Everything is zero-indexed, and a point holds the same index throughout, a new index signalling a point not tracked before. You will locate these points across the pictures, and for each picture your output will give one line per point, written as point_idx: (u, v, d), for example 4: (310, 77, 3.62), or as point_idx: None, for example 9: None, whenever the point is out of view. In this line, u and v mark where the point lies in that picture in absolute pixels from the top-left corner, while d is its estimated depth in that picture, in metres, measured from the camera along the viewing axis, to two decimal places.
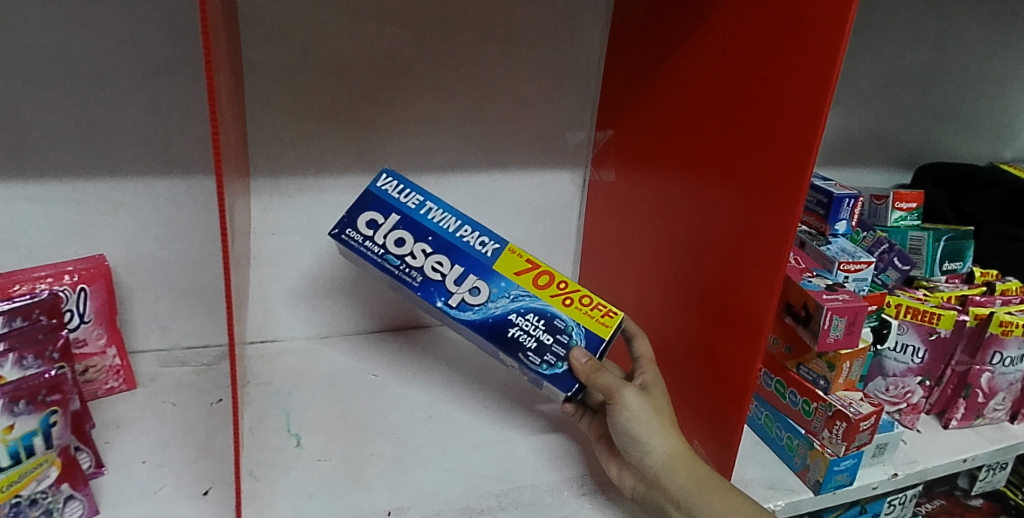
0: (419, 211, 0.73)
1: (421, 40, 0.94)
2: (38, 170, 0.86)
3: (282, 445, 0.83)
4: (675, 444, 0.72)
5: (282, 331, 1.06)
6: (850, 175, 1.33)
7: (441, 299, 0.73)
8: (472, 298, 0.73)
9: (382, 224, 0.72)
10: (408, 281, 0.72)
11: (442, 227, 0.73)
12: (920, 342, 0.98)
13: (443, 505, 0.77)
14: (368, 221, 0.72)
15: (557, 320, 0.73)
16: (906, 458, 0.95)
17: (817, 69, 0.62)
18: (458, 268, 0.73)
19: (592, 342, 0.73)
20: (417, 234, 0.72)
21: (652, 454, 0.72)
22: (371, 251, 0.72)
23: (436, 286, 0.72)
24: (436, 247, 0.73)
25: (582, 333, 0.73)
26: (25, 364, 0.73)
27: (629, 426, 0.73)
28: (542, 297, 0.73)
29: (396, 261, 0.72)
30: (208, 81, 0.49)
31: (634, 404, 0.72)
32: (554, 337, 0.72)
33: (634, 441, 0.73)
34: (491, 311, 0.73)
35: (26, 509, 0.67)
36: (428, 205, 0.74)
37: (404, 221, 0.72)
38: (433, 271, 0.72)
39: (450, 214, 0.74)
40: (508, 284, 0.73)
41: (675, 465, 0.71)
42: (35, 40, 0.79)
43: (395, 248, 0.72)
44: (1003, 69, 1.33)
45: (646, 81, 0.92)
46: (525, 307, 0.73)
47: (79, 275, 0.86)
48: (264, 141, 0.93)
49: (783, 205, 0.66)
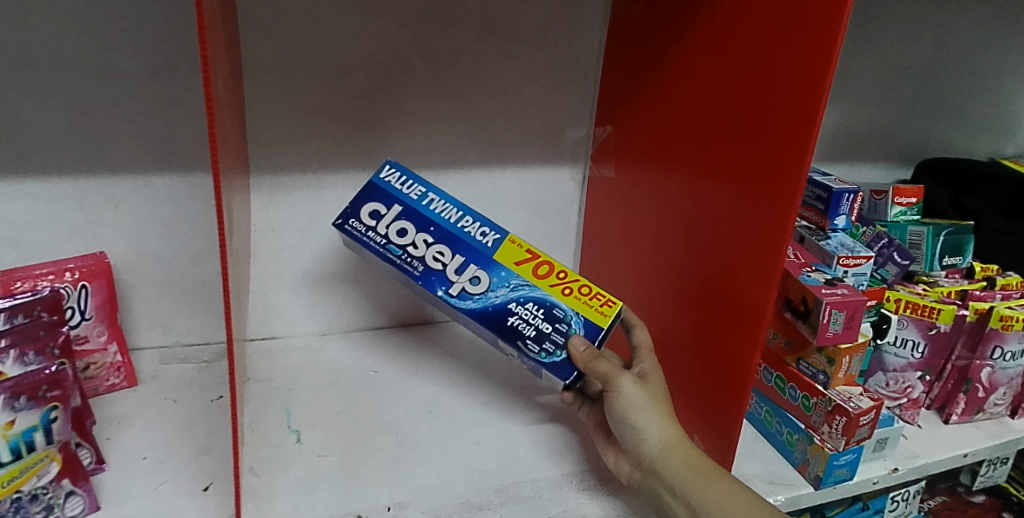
0: (421, 202, 0.74)
1: (420, 37, 0.94)
2: (38, 168, 0.86)
3: (282, 441, 0.84)
4: (671, 432, 0.72)
5: (283, 328, 1.07)
6: (851, 171, 1.33)
7: (442, 288, 0.73)
8: (472, 287, 0.73)
9: (385, 215, 0.73)
10: (410, 270, 0.72)
11: (443, 218, 0.74)
12: (920, 336, 0.98)
13: (442, 500, 0.77)
14: (371, 211, 0.73)
15: (556, 309, 0.73)
16: (907, 453, 0.95)
17: (815, 62, 0.62)
18: (459, 258, 0.73)
19: (591, 331, 0.73)
20: (418, 225, 0.73)
21: (648, 441, 0.72)
22: (373, 241, 0.72)
23: (437, 276, 0.73)
24: (438, 237, 0.73)
25: (581, 322, 0.73)
26: (27, 360, 0.74)
27: (624, 412, 0.73)
28: (542, 287, 0.73)
29: (398, 251, 0.72)
30: (205, 74, 0.49)
31: (629, 391, 0.72)
32: (553, 326, 0.72)
33: (631, 428, 0.74)
34: (490, 301, 0.73)
35: (27, 504, 0.68)
36: (429, 197, 0.74)
37: (407, 211, 0.73)
38: (434, 261, 0.73)
39: (451, 205, 0.75)
40: (509, 274, 0.73)
41: (671, 453, 0.71)
42: (36, 37, 0.80)
43: (397, 239, 0.72)
44: (1004, 64, 1.33)
45: (646, 75, 0.92)
46: (525, 297, 0.73)
47: (80, 272, 0.87)
48: (264, 138, 0.93)
49: (782, 197, 0.66)
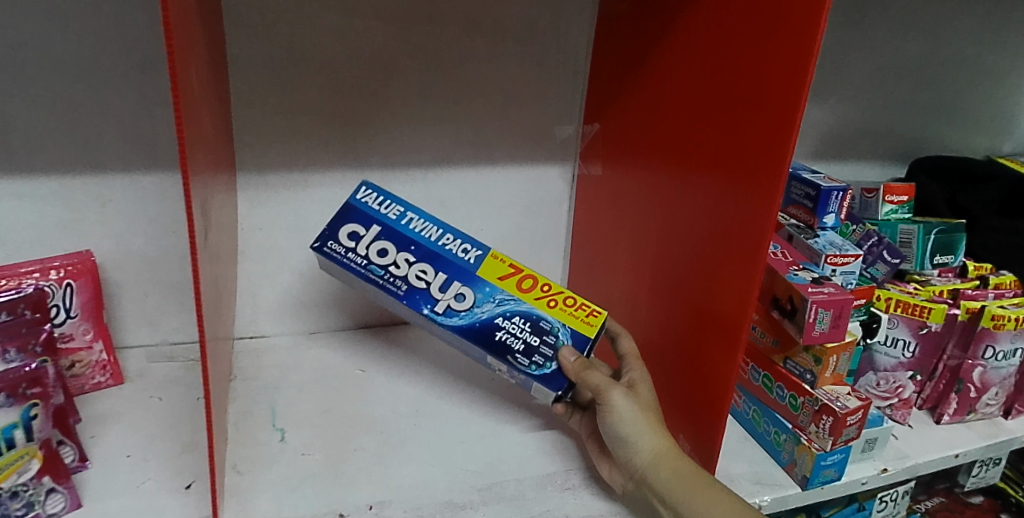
0: (400, 221, 0.74)
1: (407, 36, 0.94)
2: (23, 167, 0.86)
3: (266, 440, 0.83)
4: (663, 443, 0.71)
5: (271, 327, 1.07)
6: (845, 169, 1.32)
7: (427, 306, 0.73)
8: (457, 304, 0.73)
9: (364, 236, 0.73)
10: (393, 290, 0.73)
11: (424, 236, 0.74)
12: (911, 336, 0.97)
13: (425, 499, 0.76)
14: (349, 233, 0.73)
15: (543, 322, 0.73)
16: (896, 453, 0.94)
17: (795, 57, 0.61)
18: (442, 276, 0.74)
19: (579, 341, 0.74)
20: (399, 244, 0.73)
21: (640, 454, 0.72)
22: (354, 262, 0.73)
23: (421, 294, 0.73)
24: (419, 256, 0.74)
25: (569, 333, 0.74)
26: (8, 357, 0.74)
27: (617, 426, 0.72)
28: (527, 301, 0.74)
29: (380, 271, 0.72)
30: (173, 79, 0.49)
31: (621, 405, 0.72)
32: (541, 338, 0.73)
33: (623, 442, 0.73)
34: (477, 317, 0.73)
35: (6, 502, 0.68)
36: (408, 215, 0.75)
37: (386, 231, 0.73)
38: (417, 279, 0.73)
39: (431, 223, 0.75)
40: (493, 289, 0.74)
41: (661, 465, 0.70)
42: (21, 37, 0.80)
43: (378, 259, 0.73)
44: (1000, 61, 1.32)
45: (632, 74, 0.92)
46: (511, 311, 0.73)
47: (65, 270, 0.87)
48: (251, 136, 0.93)
49: (765, 195, 0.65)
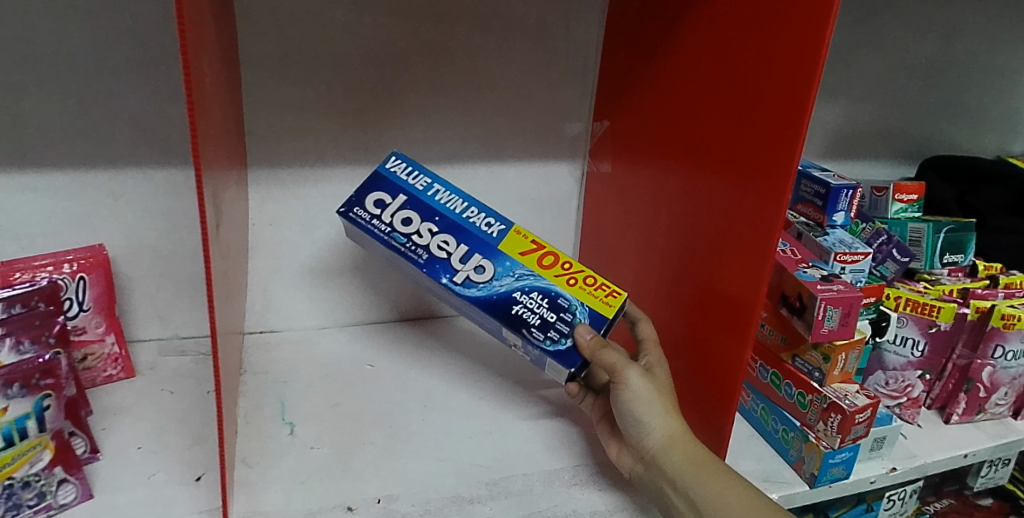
0: (426, 193, 0.77)
1: (418, 31, 0.94)
2: (36, 162, 0.87)
3: (276, 433, 0.84)
4: (675, 426, 0.72)
5: (281, 321, 1.07)
6: (855, 167, 1.31)
7: (446, 275, 0.74)
8: (476, 276, 0.74)
9: (390, 204, 0.75)
10: (414, 258, 0.74)
11: (449, 208, 0.76)
12: (920, 335, 0.98)
13: (431, 493, 0.77)
14: (376, 201, 0.75)
15: (561, 299, 0.74)
16: (906, 452, 0.94)
17: (802, 57, 0.61)
18: (463, 247, 0.75)
19: (596, 321, 0.73)
20: (424, 214, 0.75)
21: (652, 435, 0.72)
22: (377, 229, 0.74)
23: (441, 264, 0.74)
24: (443, 227, 0.75)
25: (586, 311, 0.73)
26: (22, 349, 0.75)
27: (631, 406, 0.73)
28: (546, 277, 0.75)
29: (402, 239, 0.74)
30: (184, 60, 0.49)
31: (637, 384, 0.72)
32: (558, 315, 0.73)
33: (636, 422, 0.73)
34: (495, 289, 0.74)
35: (18, 491, 0.68)
36: (435, 188, 0.77)
37: (412, 201, 0.76)
38: (439, 249, 0.74)
39: (457, 196, 0.77)
40: (514, 263, 0.75)
41: (672, 447, 0.71)
42: (35, 32, 0.80)
43: (402, 227, 0.74)
44: (1012, 59, 1.31)
45: (642, 69, 0.91)
46: (529, 286, 0.74)
47: (78, 264, 0.88)
48: (262, 132, 0.93)
49: (773, 194, 0.65)
